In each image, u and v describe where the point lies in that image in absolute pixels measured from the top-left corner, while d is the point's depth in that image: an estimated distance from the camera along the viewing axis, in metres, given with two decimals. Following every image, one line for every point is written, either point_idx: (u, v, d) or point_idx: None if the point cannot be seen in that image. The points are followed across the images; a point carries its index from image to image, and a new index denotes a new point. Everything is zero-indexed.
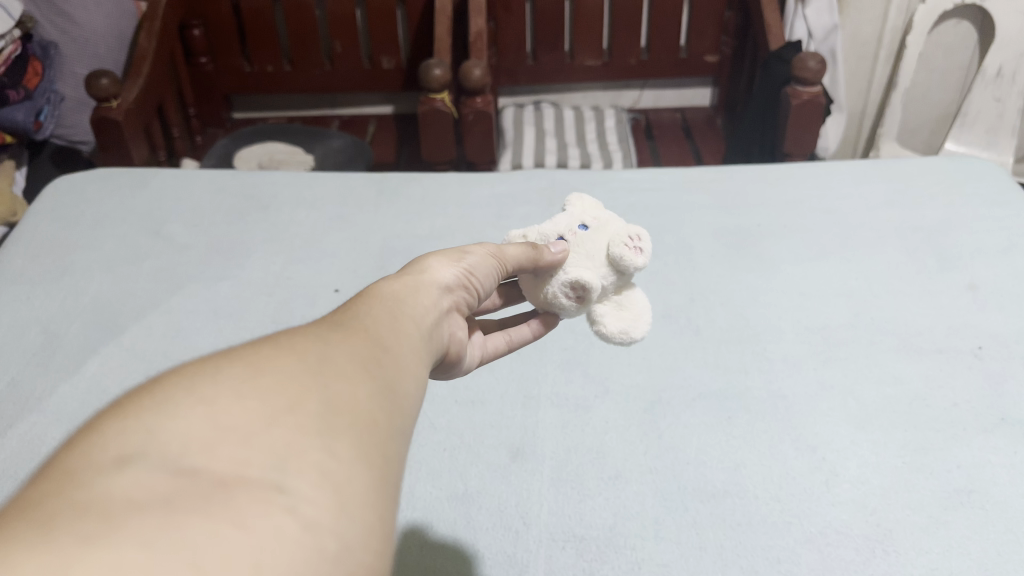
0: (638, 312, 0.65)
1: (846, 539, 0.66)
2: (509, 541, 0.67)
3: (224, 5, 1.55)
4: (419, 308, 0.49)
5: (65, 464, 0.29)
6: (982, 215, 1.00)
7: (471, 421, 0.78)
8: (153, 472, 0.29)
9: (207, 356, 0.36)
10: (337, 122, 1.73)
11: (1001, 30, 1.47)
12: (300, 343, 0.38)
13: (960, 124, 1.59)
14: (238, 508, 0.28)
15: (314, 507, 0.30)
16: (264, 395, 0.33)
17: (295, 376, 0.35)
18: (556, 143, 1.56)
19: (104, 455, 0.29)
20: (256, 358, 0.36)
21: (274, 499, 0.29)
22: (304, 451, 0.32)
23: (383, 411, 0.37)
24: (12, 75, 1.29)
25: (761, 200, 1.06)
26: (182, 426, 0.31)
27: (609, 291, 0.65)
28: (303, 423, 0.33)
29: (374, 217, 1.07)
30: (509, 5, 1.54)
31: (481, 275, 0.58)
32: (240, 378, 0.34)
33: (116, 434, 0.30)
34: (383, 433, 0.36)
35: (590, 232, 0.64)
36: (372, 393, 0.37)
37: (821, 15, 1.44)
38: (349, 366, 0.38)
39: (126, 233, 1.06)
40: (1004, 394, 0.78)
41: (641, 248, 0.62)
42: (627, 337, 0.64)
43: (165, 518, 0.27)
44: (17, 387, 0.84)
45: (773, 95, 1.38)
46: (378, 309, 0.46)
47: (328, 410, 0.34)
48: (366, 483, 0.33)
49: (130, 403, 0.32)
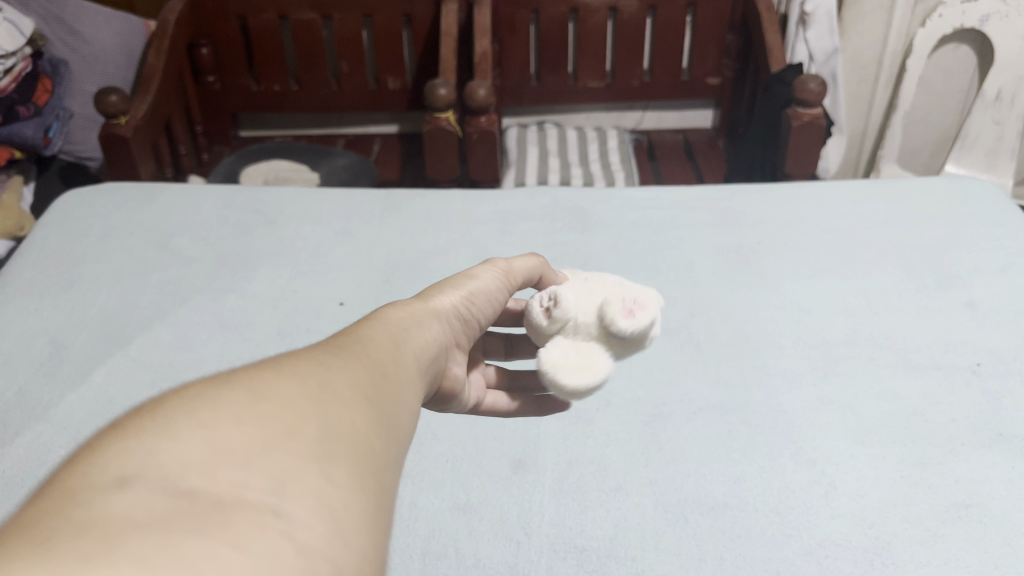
0: (583, 365, 0.63)
1: (845, 551, 0.66)
2: (511, 551, 0.68)
3: (232, 25, 1.57)
4: (420, 339, 0.50)
5: (64, 482, 0.29)
6: (981, 234, 1.02)
7: (474, 432, 0.79)
8: (151, 493, 0.29)
9: (207, 380, 0.36)
10: (342, 141, 1.76)
11: (1000, 53, 1.49)
12: (300, 368, 0.39)
13: (960, 146, 1.61)
14: (236, 529, 0.29)
15: (309, 532, 0.31)
16: (263, 421, 0.34)
17: (294, 400, 0.36)
18: (559, 163, 1.58)
19: (103, 476, 0.30)
20: (256, 382, 0.36)
21: (270, 522, 0.30)
22: (302, 476, 0.33)
23: (379, 438, 0.39)
24: (23, 91, 1.34)
25: (761, 218, 1.07)
26: (181, 448, 0.31)
27: (581, 334, 0.65)
28: (302, 448, 0.34)
29: (378, 232, 1.09)
30: (514, 26, 1.57)
31: (481, 300, 0.60)
32: (238, 402, 0.35)
33: (116, 456, 0.31)
34: (378, 461, 0.37)
35: (610, 285, 0.68)
36: (369, 422, 0.39)
37: (822, 37, 1.46)
38: (348, 393, 0.39)
39: (134, 246, 1.07)
40: (1002, 410, 0.78)
41: (634, 314, 0.63)
42: (558, 374, 0.62)
43: (166, 536, 0.27)
44: (25, 395, 0.85)
45: (773, 118, 1.40)
46: (380, 334, 0.47)
47: (325, 436, 0.35)
48: (360, 509, 0.34)
49: (131, 422, 0.32)
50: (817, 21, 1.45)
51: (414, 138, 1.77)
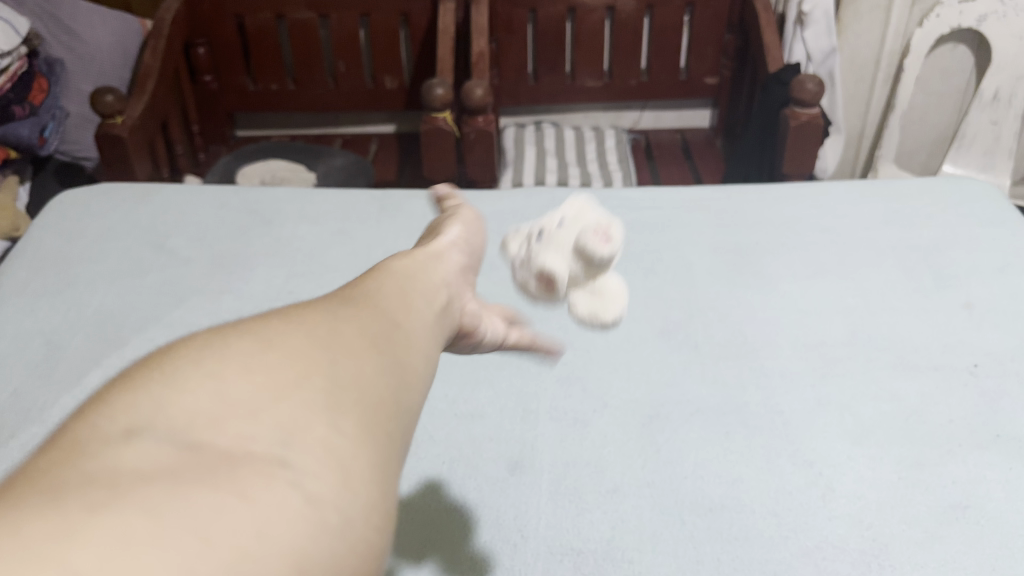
0: (610, 298, 0.70)
1: (842, 553, 0.66)
2: (508, 554, 0.67)
3: (228, 24, 1.57)
4: (431, 285, 0.48)
5: (75, 434, 0.30)
6: (978, 234, 1.02)
7: (471, 434, 0.78)
8: (159, 444, 0.29)
9: (216, 333, 0.36)
10: (339, 140, 1.75)
11: (997, 53, 1.50)
12: (310, 318, 0.39)
13: (958, 146, 1.61)
14: (241, 479, 0.29)
15: (317, 482, 0.30)
16: (271, 372, 0.34)
17: (303, 351, 0.36)
18: (556, 162, 1.58)
19: (111, 428, 0.30)
20: (264, 334, 0.36)
21: (276, 473, 0.30)
22: (310, 427, 0.32)
23: (392, 386, 0.38)
24: (17, 91, 1.32)
25: (759, 219, 1.07)
26: (187, 401, 0.31)
27: (583, 280, 0.68)
28: (310, 398, 0.33)
29: (375, 232, 1.08)
30: (512, 26, 1.57)
31: (468, 235, 0.59)
32: (247, 354, 0.34)
33: (124, 409, 0.31)
34: (391, 410, 0.36)
35: (565, 221, 0.67)
36: (382, 369, 0.38)
37: (820, 37, 1.46)
38: (358, 340, 0.38)
39: (130, 247, 1.07)
40: (999, 411, 0.78)
41: (609, 239, 0.65)
42: (597, 319, 0.70)
43: (170, 487, 0.27)
44: (20, 397, 0.84)
45: (771, 118, 1.40)
46: (390, 282, 0.46)
47: (334, 385, 0.35)
48: (371, 458, 0.33)
49: (140, 377, 0.33)
50: (814, 21, 1.45)
51: (412, 137, 1.77)
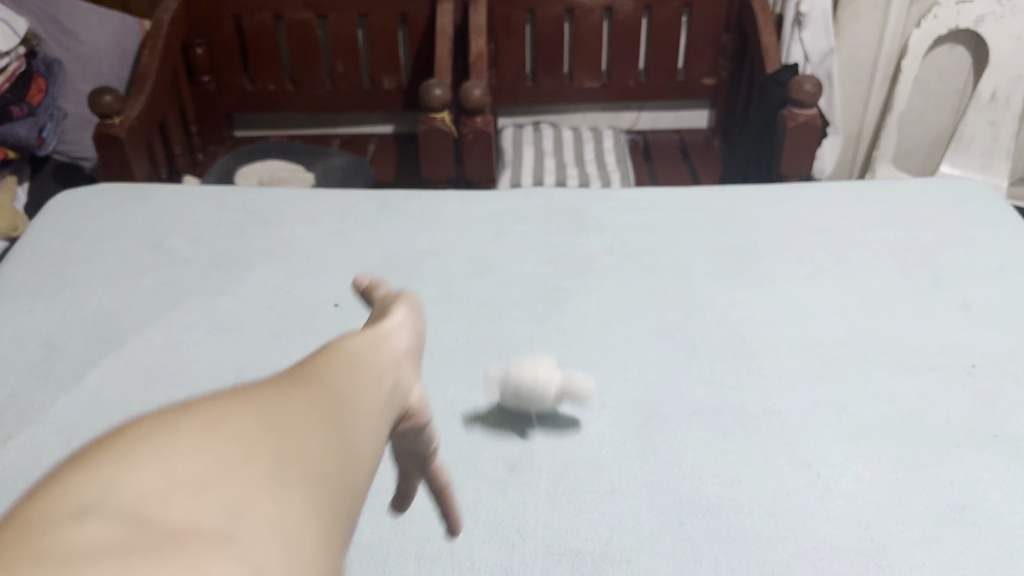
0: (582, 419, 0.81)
1: (840, 553, 0.66)
2: (506, 554, 0.67)
3: (226, 24, 1.57)
4: (387, 356, 0.48)
5: (24, 514, 0.29)
6: (976, 235, 1.02)
7: (469, 434, 0.78)
8: (111, 523, 0.29)
9: (162, 410, 0.36)
10: (337, 141, 1.75)
11: (994, 54, 1.50)
12: (260, 394, 0.39)
13: (955, 147, 1.62)
14: (192, 556, 0.29)
15: (260, 557, 0.31)
16: (220, 447, 0.34)
17: (251, 428, 0.36)
18: (555, 163, 1.58)
19: (61, 506, 0.29)
20: (214, 408, 0.36)
21: (225, 549, 0.30)
22: (256, 504, 0.33)
23: (335, 464, 0.39)
24: (15, 91, 1.33)
25: (757, 219, 1.07)
26: (139, 478, 0.31)
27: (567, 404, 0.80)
28: (255, 476, 0.34)
29: (373, 233, 1.08)
30: (510, 26, 1.57)
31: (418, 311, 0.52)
32: (196, 429, 0.34)
33: (74, 485, 0.30)
34: (334, 487, 0.37)
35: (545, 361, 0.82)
36: (326, 448, 0.39)
37: (818, 38, 1.47)
38: (305, 417, 0.39)
39: (127, 247, 1.07)
40: (996, 411, 0.78)
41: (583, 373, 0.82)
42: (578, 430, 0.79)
43: (122, 565, 0.27)
44: (17, 398, 0.84)
45: (768, 118, 1.40)
46: (341, 355, 0.45)
47: (280, 463, 0.35)
48: (314, 534, 0.34)
49: (89, 454, 0.32)
50: (812, 22, 1.45)
51: (410, 138, 1.77)
